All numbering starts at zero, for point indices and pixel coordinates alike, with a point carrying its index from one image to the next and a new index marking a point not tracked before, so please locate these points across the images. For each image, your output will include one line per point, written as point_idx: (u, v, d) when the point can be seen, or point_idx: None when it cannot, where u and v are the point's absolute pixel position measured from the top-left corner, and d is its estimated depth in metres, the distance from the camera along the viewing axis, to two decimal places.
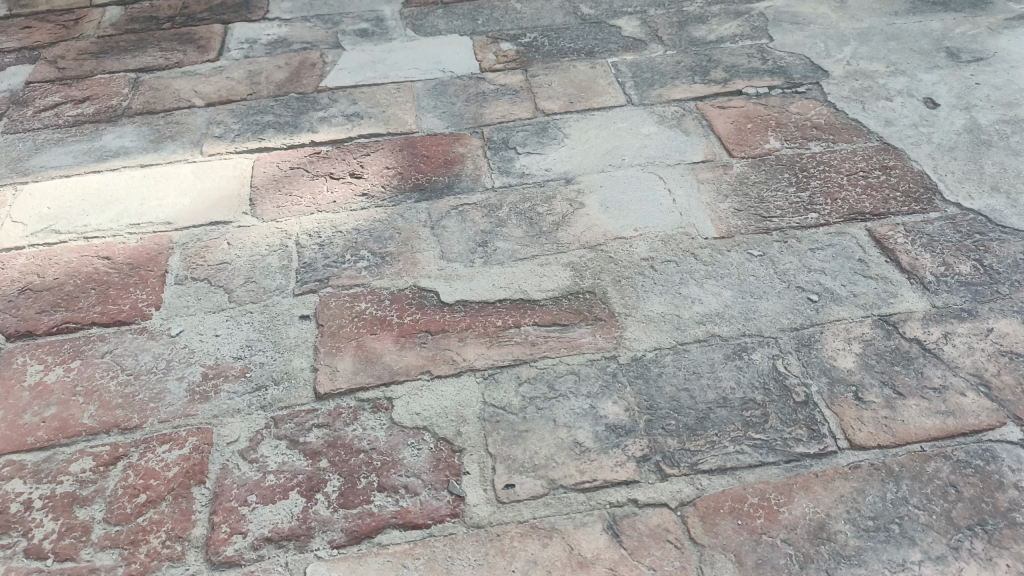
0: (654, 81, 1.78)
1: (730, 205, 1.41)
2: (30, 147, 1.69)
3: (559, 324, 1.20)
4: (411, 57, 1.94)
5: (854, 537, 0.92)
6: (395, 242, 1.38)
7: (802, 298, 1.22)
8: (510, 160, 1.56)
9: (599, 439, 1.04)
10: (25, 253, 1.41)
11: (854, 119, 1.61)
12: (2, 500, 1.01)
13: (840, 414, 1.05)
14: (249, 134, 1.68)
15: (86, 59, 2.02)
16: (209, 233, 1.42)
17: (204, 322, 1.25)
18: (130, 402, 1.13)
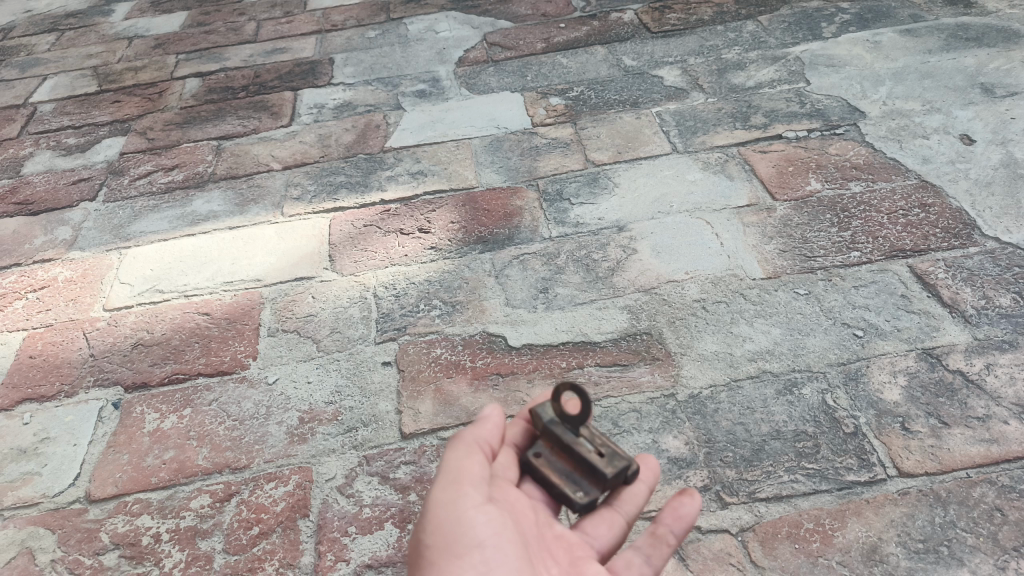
0: (697, 129, 1.89)
1: (775, 246, 1.50)
2: (130, 214, 1.86)
3: (619, 364, 1.30)
4: (467, 115, 2.08)
5: (905, 559, 0.99)
6: (463, 291, 1.50)
7: (847, 334, 1.30)
8: (565, 210, 1.68)
9: (662, 471, 1.13)
10: (134, 312, 1.57)
11: (892, 158, 1.70)
12: (134, 534, 1.15)
13: (888, 443, 1.12)
14: (324, 195, 1.83)
15: (172, 129, 2.22)
16: (295, 288, 1.57)
17: (297, 370, 1.39)
18: (238, 444, 1.26)
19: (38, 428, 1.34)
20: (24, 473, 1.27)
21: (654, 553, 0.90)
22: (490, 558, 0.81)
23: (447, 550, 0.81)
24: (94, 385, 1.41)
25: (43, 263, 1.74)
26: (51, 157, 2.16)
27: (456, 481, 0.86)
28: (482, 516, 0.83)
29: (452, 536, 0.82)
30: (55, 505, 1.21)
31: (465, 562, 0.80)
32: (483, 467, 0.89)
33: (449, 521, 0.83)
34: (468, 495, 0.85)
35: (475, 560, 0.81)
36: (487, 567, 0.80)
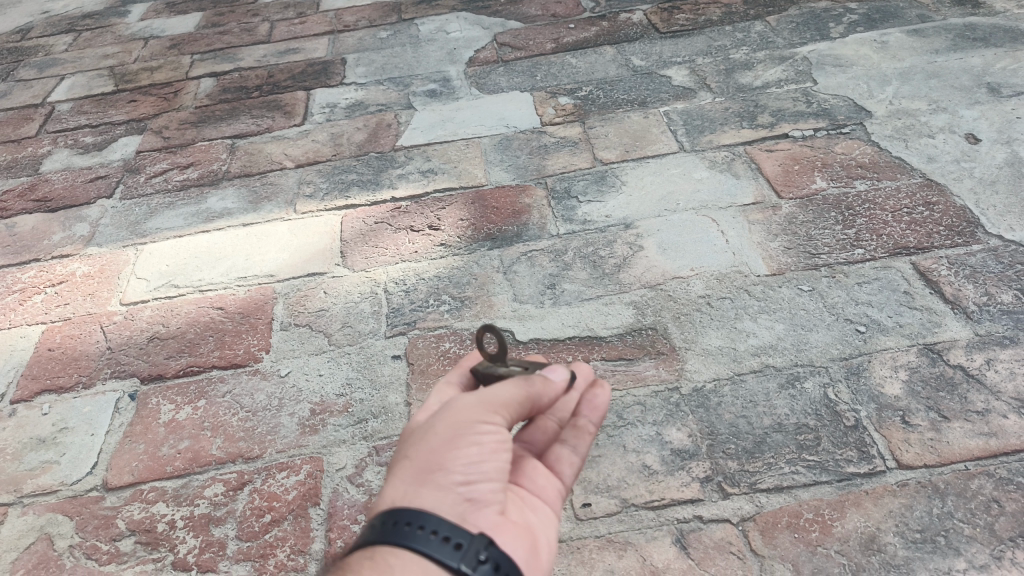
0: (704, 128, 1.91)
1: (780, 243, 1.52)
2: (146, 211, 1.90)
3: (624, 358, 1.33)
4: (477, 114, 2.11)
5: (903, 548, 1.01)
6: (472, 287, 1.53)
7: (850, 329, 1.32)
8: (573, 208, 1.70)
9: (665, 462, 1.15)
10: (150, 306, 1.60)
11: (897, 157, 1.71)
12: (150, 521, 1.18)
13: (888, 436, 1.14)
14: (336, 192, 1.87)
15: (187, 128, 2.26)
16: (307, 284, 1.60)
17: (308, 363, 1.42)
18: (251, 434, 1.29)
19: (58, 418, 1.38)
20: (44, 461, 1.30)
21: (583, 444, 0.88)
22: (480, 450, 0.75)
23: (439, 441, 0.75)
24: (111, 377, 1.45)
25: (61, 258, 1.78)
26: (68, 155, 2.21)
27: (489, 396, 0.78)
28: (489, 418, 0.77)
29: (450, 429, 0.75)
30: (73, 493, 1.24)
31: (457, 451, 0.74)
32: (529, 392, 0.81)
33: (446, 417, 0.77)
34: (478, 398, 0.78)
35: (465, 449, 0.74)
36: (475, 458, 0.74)
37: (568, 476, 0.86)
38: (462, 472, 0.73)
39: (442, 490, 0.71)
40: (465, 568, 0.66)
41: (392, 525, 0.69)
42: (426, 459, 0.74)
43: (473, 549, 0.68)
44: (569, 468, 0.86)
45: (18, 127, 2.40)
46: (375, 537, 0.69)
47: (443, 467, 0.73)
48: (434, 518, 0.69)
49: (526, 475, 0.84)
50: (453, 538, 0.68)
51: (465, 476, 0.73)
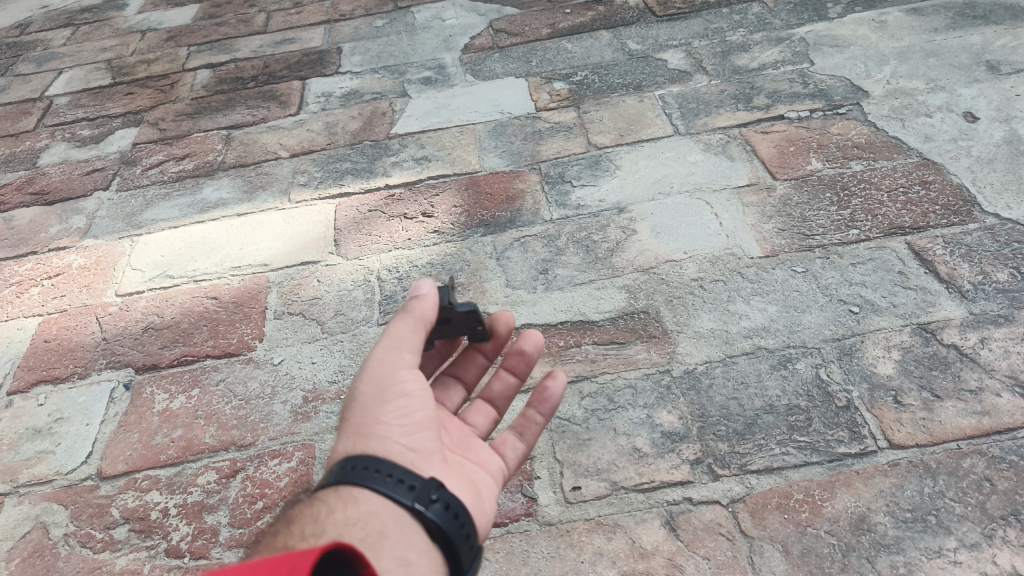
0: (700, 111, 1.89)
1: (774, 225, 1.51)
2: (141, 203, 1.91)
3: (616, 342, 1.32)
4: (472, 101, 2.10)
5: (893, 528, 1.01)
6: (464, 273, 1.53)
7: (843, 310, 1.31)
8: (566, 193, 1.69)
9: (656, 445, 1.15)
10: (145, 297, 1.61)
11: (894, 136, 1.69)
12: (143, 509, 1.19)
13: (880, 416, 1.14)
14: (330, 181, 1.86)
15: (183, 120, 2.26)
16: (301, 272, 1.60)
17: (301, 351, 1.42)
18: (244, 422, 1.30)
19: (53, 408, 1.39)
20: (39, 451, 1.31)
21: (529, 433, 1.02)
22: (413, 406, 0.89)
23: (375, 398, 0.88)
24: (107, 367, 1.45)
25: (58, 251, 1.79)
26: (66, 148, 2.21)
27: (398, 343, 0.92)
28: (410, 375, 0.90)
29: (381, 386, 0.89)
30: (68, 482, 1.25)
31: (391, 407, 0.88)
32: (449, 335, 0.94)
33: (372, 376, 0.90)
34: (400, 354, 0.91)
35: (399, 406, 0.88)
36: (411, 412, 0.89)
37: (511, 458, 1.00)
38: (401, 427, 0.87)
39: (387, 440, 0.85)
40: (418, 505, 0.79)
41: (350, 468, 0.81)
42: (366, 414, 0.87)
43: (424, 489, 0.81)
44: (513, 450, 1.00)
45: (17, 121, 2.41)
46: (335, 479, 0.81)
47: (384, 421, 0.86)
48: (385, 462, 0.82)
49: (473, 450, 0.97)
50: (406, 480, 0.81)
51: (404, 429, 0.87)
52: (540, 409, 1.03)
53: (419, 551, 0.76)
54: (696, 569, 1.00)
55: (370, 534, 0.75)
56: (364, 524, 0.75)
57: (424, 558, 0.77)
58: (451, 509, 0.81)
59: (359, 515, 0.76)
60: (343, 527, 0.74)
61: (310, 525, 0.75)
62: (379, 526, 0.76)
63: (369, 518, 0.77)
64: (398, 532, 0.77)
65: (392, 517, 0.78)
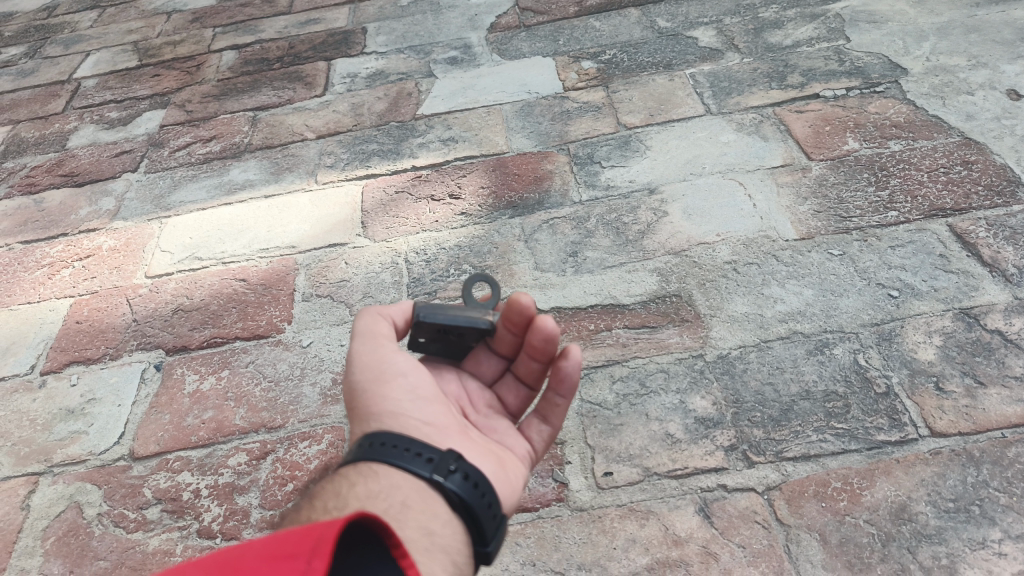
0: (732, 90, 1.85)
1: (809, 207, 1.48)
2: (169, 184, 1.91)
3: (648, 326, 1.30)
4: (499, 80, 2.07)
5: (934, 518, 0.98)
6: (493, 256, 1.51)
7: (882, 294, 1.28)
8: (596, 174, 1.67)
9: (689, 430, 1.13)
10: (174, 278, 1.61)
11: (934, 115, 1.64)
12: (175, 489, 1.19)
13: (921, 403, 1.11)
14: (357, 162, 1.85)
15: (210, 102, 2.25)
16: (329, 254, 1.59)
17: (330, 333, 1.41)
18: (273, 404, 1.30)
19: (86, 388, 1.40)
20: (73, 431, 1.32)
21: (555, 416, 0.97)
22: (411, 384, 0.91)
23: (375, 384, 0.90)
24: (138, 348, 1.46)
25: (88, 233, 1.80)
26: (94, 130, 2.22)
27: (373, 334, 0.94)
28: (402, 357, 0.92)
29: (378, 372, 0.90)
30: (101, 462, 1.26)
31: (392, 389, 0.89)
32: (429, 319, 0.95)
33: (368, 363, 0.92)
34: (381, 342, 0.93)
35: (400, 386, 0.90)
36: (413, 388, 0.90)
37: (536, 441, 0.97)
38: (410, 403, 0.88)
39: (399, 418, 0.86)
40: (437, 477, 0.78)
41: (367, 445, 0.81)
42: (371, 399, 0.88)
43: (442, 461, 0.79)
44: (539, 435, 0.97)
45: (46, 104, 2.42)
46: (355, 456, 0.81)
47: (390, 403, 0.88)
48: (400, 437, 0.81)
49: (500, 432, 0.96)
50: (423, 453, 0.80)
51: (414, 406, 0.88)
52: (559, 391, 0.95)
53: (442, 523, 0.75)
54: (731, 558, 0.98)
55: (392, 506, 0.74)
56: (385, 496, 0.75)
57: (448, 528, 0.75)
58: (471, 479, 0.79)
59: (380, 489, 0.76)
60: (364, 501, 0.73)
61: (332, 500, 0.74)
62: (401, 499, 0.75)
63: (390, 491, 0.76)
64: (420, 504, 0.75)
65: (413, 490, 0.77)
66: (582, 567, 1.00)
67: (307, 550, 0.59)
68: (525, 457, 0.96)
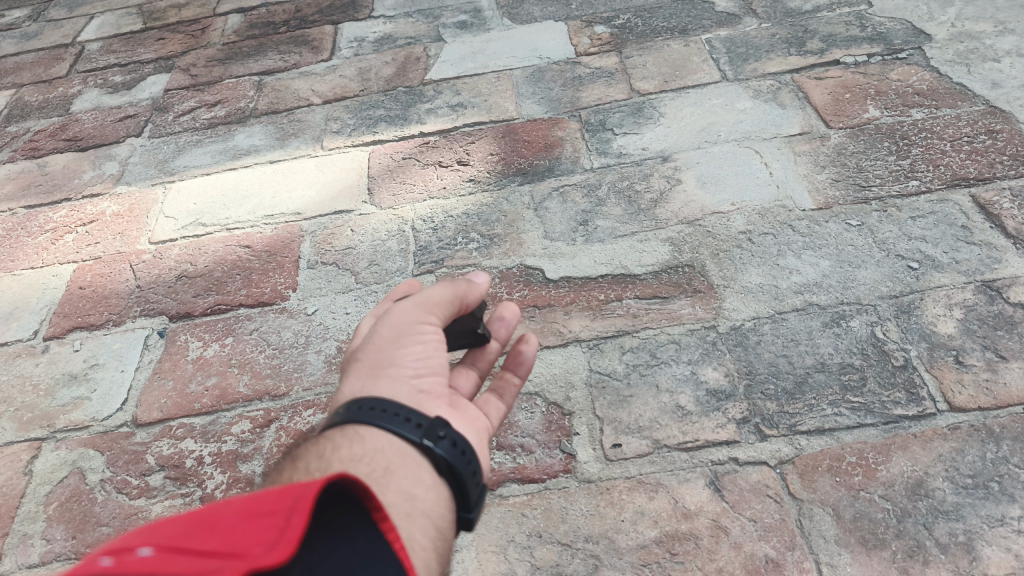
0: (749, 56, 1.80)
1: (827, 175, 1.43)
2: (174, 149, 1.88)
3: (659, 297, 1.27)
4: (509, 45, 2.02)
5: (952, 494, 0.96)
6: (501, 224, 1.48)
7: (901, 266, 1.24)
8: (607, 141, 1.63)
9: (700, 402, 1.10)
10: (178, 244, 1.59)
11: (958, 83, 1.59)
12: (179, 456, 1.18)
13: (940, 377, 1.08)
14: (363, 128, 1.82)
15: (215, 65, 2.21)
16: (335, 221, 1.57)
17: (335, 301, 1.39)
18: (277, 372, 1.28)
19: (89, 354, 1.39)
20: (76, 397, 1.31)
21: (508, 393, 0.94)
22: (426, 351, 0.84)
23: (388, 346, 0.83)
24: (141, 315, 1.44)
25: (92, 198, 1.78)
26: (98, 95, 2.18)
27: (428, 299, 0.87)
28: (429, 324, 0.86)
29: (399, 332, 0.84)
30: (104, 428, 1.25)
31: (403, 352, 0.82)
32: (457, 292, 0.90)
33: (392, 324, 0.85)
34: (426, 308, 0.87)
35: (412, 350, 0.83)
36: (426, 358, 0.83)
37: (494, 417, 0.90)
38: (413, 367, 0.82)
39: (396, 381, 0.79)
40: (426, 441, 0.75)
41: (355, 406, 0.76)
42: (376, 358, 0.82)
43: (432, 426, 0.76)
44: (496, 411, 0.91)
45: (49, 67, 2.39)
46: (342, 418, 0.76)
47: (395, 364, 0.81)
48: (391, 401, 0.76)
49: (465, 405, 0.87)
50: (414, 418, 0.76)
51: (415, 371, 0.82)
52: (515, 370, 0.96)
53: (426, 487, 0.72)
54: (742, 532, 0.96)
55: (376, 470, 0.70)
56: (370, 459, 0.71)
57: (431, 493, 0.72)
58: (459, 446, 0.76)
59: (365, 452, 0.72)
60: (347, 462, 0.70)
61: (315, 461, 0.70)
62: (385, 462, 0.72)
63: (375, 455, 0.72)
64: (405, 466, 0.72)
65: (398, 454, 0.73)
66: (590, 540, 0.98)
67: (285, 509, 0.57)
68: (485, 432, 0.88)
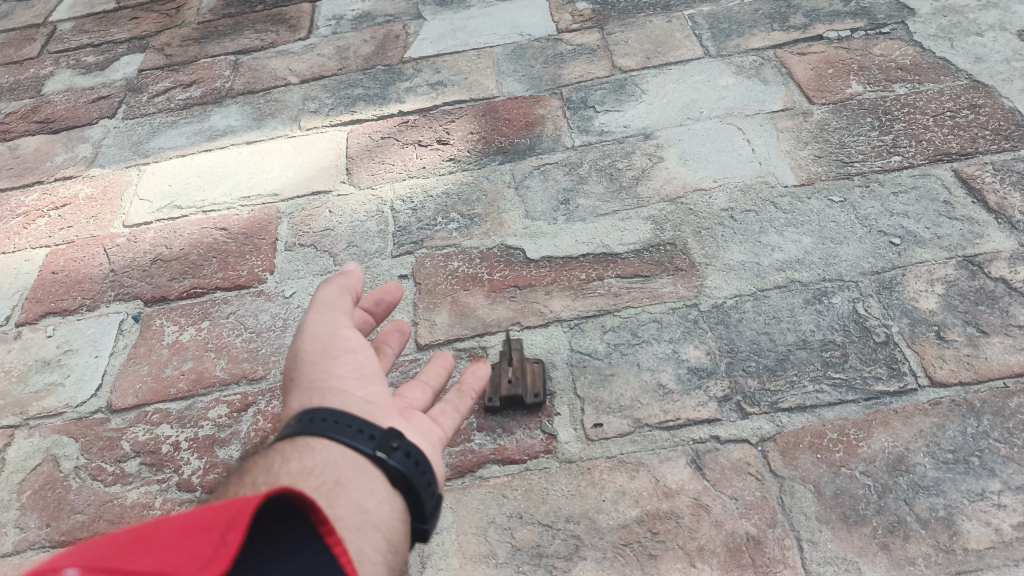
0: (732, 32, 1.78)
1: (810, 152, 1.42)
2: (148, 131, 1.84)
3: (641, 275, 1.26)
4: (490, 22, 1.99)
5: (933, 469, 0.96)
6: (482, 204, 1.46)
7: (883, 242, 1.24)
8: (589, 119, 1.61)
9: (681, 381, 1.10)
10: (153, 227, 1.56)
11: (941, 57, 1.58)
12: (154, 442, 1.16)
13: (921, 352, 1.07)
14: (342, 107, 1.79)
15: (190, 45, 2.17)
16: (312, 202, 1.54)
17: (313, 284, 1.37)
18: (254, 356, 1.26)
19: (62, 340, 1.36)
20: (49, 383, 1.29)
21: (463, 404, 0.89)
22: (361, 361, 0.83)
23: (321, 357, 0.82)
24: (115, 299, 1.42)
25: (64, 180, 1.74)
26: (70, 76, 2.14)
27: (329, 304, 0.87)
28: (354, 333, 0.85)
29: (326, 344, 0.83)
30: (78, 414, 1.23)
31: (338, 363, 0.82)
32: (354, 290, 0.91)
33: (318, 336, 0.84)
34: (340, 314, 0.86)
35: (346, 360, 0.82)
36: (360, 368, 0.82)
37: (449, 425, 0.86)
38: (351, 379, 0.81)
39: (343, 393, 0.79)
40: (378, 453, 0.74)
41: (302, 420, 0.75)
42: (313, 371, 0.81)
43: (384, 438, 0.75)
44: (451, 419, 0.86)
45: (20, 48, 2.33)
46: (289, 432, 0.74)
47: (333, 377, 0.80)
48: (340, 413, 0.76)
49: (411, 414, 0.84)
50: (366, 430, 0.75)
51: (355, 381, 0.81)
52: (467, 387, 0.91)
53: (378, 499, 0.71)
54: (723, 510, 0.96)
55: (327, 481, 0.69)
56: (320, 471, 0.69)
57: (384, 505, 0.71)
58: (413, 456, 0.75)
59: (315, 464, 0.70)
60: (297, 475, 0.68)
61: (263, 474, 0.68)
62: (337, 475, 0.70)
63: (325, 467, 0.70)
64: (358, 479, 0.71)
65: (350, 466, 0.72)
66: (570, 520, 0.98)
67: (223, 525, 0.55)
68: (439, 439, 0.84)
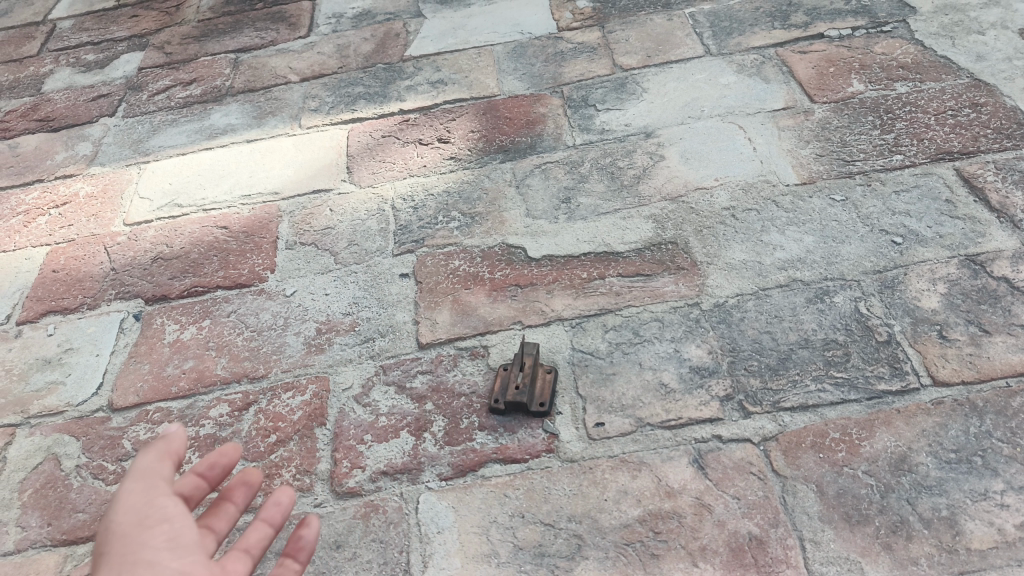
0: (733, 30, 1.77)
1: (811, 150, 1.42)
2: (148, 129, 1.84)
3: (642, 274, 1.25)
4: (490, 20, 1.99)
5: (935, 469, 0.96)
6: (483, 202, 1.45)
7: (885, 241, 1.23)
8: (590, 117, 1.60)
9: (683, 380, 1.09)
10: (153, 226, 1.56)
11: (943, 55, 1.58)
12: (156, 441, 1.16)
13: (923, 352, 1.07)
14: (342, 106, 1.78)
15: (190, 43, 2.16)
16: (313, 201, 1.54)
17: (314, 282, 1.36)
18: (255, 354, 1.26)
19: (63, 338, 1.36)
20: (50, 382, 1.28)
21: None
22: (175, 530, 0.80)
23: (134, 530, 0.78)
24: (116, 298, 1.42)
25: (65, 179, 1.74)
26: (70, 73, 2.13)
27: (144, 473, 0.84)
28: (170, 500, 0.82)
29: (141, 515, 0.80)
30: (79, 413, 1.23)
31: (152, 532, 0.78)
32: (171, 451, 0.87)
33: (130, 507, 0.81)
34: (157, 483, 0.83)
35: (161, 531, 0.79)
36: (175, 537, 0.79)
37: None
38: (163, 552, 0.77)
39: (154, 568, 0.75)
40: None
41: None
42: (123, 546, 0.77)
43: None
44: None
45: (20, 46, 2.32)
46: None
47: (144, 551, 0.76)
48: None
49: None
50: None
51: (170, 554, 0.77)
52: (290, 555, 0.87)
53: None
54: (726, 510, 0.95)
55: None
56: None
57: None
58: None
59: None
60: None
61: None
62: None
63: None
64: None
65: None
66: (572, 520, 0.98)
67: None
68: None
